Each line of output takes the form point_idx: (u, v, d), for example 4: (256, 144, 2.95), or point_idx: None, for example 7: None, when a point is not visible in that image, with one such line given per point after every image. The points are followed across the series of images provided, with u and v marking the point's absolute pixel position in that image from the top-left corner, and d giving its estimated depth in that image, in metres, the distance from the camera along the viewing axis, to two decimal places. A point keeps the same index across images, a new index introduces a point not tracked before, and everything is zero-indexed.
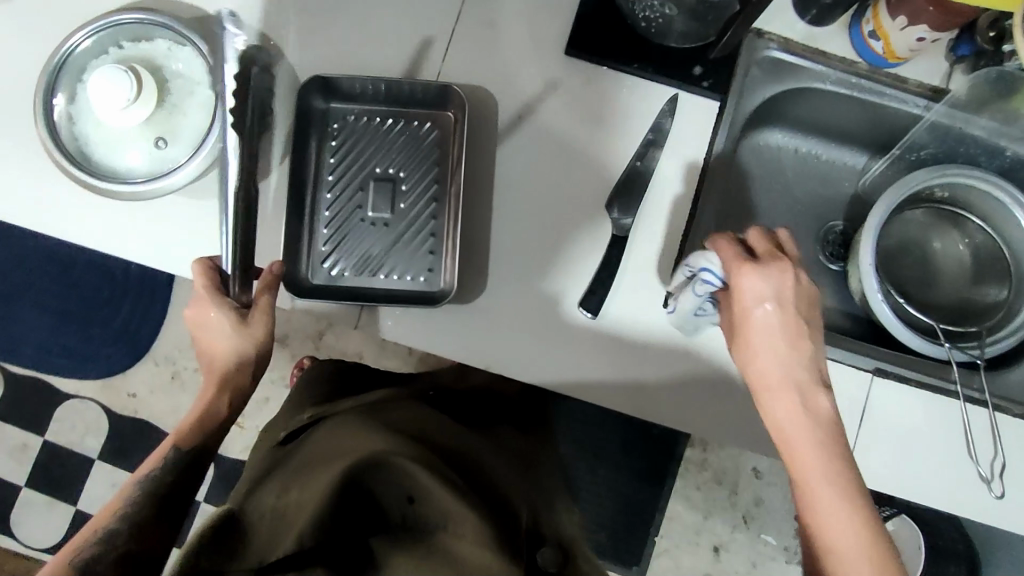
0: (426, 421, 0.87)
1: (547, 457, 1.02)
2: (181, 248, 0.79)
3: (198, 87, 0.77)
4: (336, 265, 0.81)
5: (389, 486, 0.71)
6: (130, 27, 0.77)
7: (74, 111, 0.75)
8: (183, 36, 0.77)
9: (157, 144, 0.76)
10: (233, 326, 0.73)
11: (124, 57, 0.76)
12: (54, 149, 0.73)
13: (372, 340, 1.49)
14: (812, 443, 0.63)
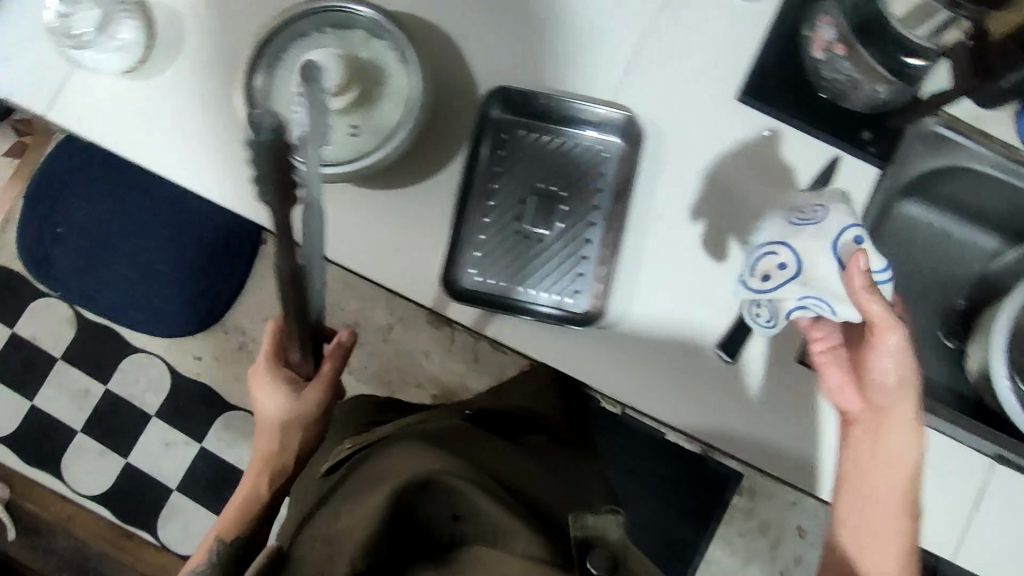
0: (463, 437, 0.94)
1: (569, 462, 1.09)
2: (351, 235, 0.85)
3: (391, 81, 0.80)
4: (484, 274, 0.87)
5: (436, 502, 0.74)
6: (335, 12, 0.79)
7: (273, 89, 0.78)
8: (379, 30, 0.79)
9: (347, 132, 0.79)
10: (286, 399, 0.92)
11: (326, 45, 0.79)
12: (253, 129, 0.78)
13: (441, 340, 1.50)
14: (900, 406, 0.76)
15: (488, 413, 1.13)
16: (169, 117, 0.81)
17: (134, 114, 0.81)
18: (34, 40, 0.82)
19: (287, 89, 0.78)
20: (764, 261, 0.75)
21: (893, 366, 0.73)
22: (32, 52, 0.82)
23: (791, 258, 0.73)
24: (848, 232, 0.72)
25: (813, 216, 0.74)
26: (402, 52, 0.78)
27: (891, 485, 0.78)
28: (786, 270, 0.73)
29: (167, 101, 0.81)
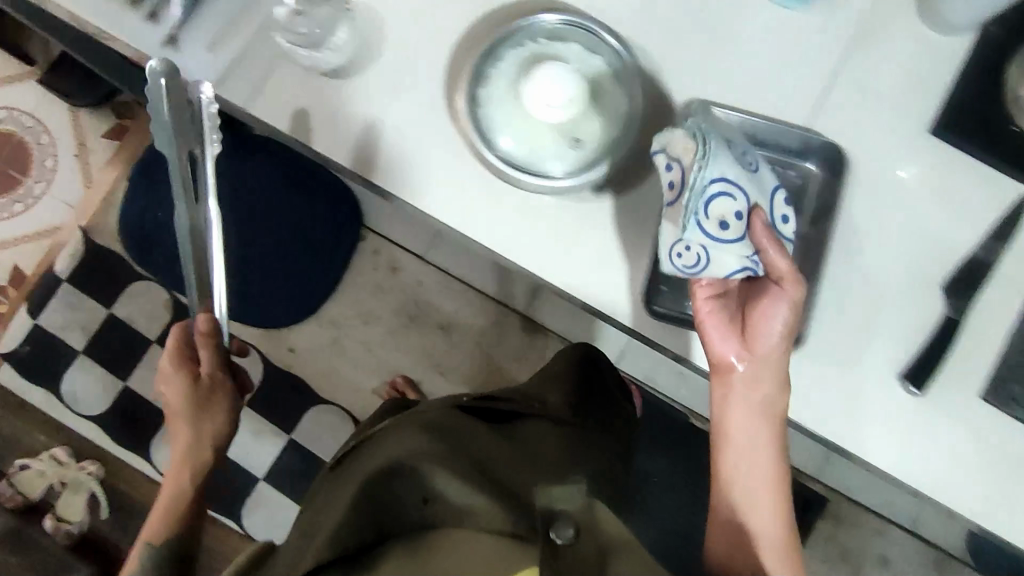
0: (445, 416, 0.81)
1: (592, 438, 0.91)
2: (546, 251, 0.77)
3: (608, 94, 0.75)
4: (674, 297, 0.78)
5: (409, 489, 0.70)
6: (549, 24, 0.74)
7: (494, 99, 0.75)
8: (600, 42, 0.75)
9: (571, 143, 0.74)
10: (188, 385, 0.94)
11: (541, 52, 0.73)
12: (482, 147, 0.74)
13: (535, 347, 1.52)
14: (764, 377, 0.75)
15: (510, 394, 0.91)
16: (372, 115, 0.77)
17: (337, 111, 0.77)
18: (233, 24, 0.78)
19: (507, 95, 0.75)
20: (720, 202, 0.67)
21: (765, 328, 0.74)
22: (234, 38, 0.78)
23: (745, 207, 0.69)
24: (781, 196, 0.72)
25: (748, 163, 0.71)
26: (626, 66, 0.74)
27: (762, 490, 0.78)
28: (741, 222, 0.68)
29: (370, 98, 0.77)
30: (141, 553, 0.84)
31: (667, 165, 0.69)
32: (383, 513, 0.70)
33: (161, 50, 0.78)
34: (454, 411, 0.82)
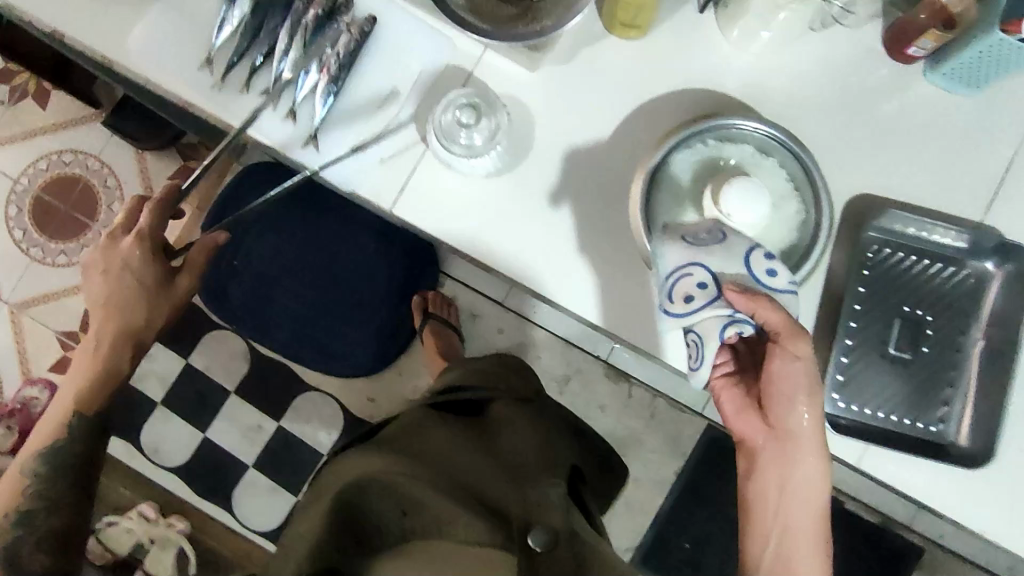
0: (424, 436, 0.74)
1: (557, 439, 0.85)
2: None
3: (789, 202, 0.67)
4: (848, 401, 0.71)
5: (384, 500, 0.63)
6: (722, 127, 0.67)
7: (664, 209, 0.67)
8: (776, 144, 0.67)
9: None
10: (150, 289, 0.76)
11: (714, 161, 0.67)
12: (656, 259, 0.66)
13: (618, 395, 1.48)
14: (799, 451, 0.66)
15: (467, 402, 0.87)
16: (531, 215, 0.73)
17: (494, 211, 0.73)
18: (377, 118, 0.73)
19: (677, 203, 0.67)
20: (680, 285, 0.60)
21: (787, 394, 0.64)
22: (379, 132, 0.73)
23: (711, 278, 0.59)
24: (758, 250, 0.60)
25: (709, 231, 0.61)
26: (812, 172, 0.66)
27: (808, 526, 0.67)
28: (708, 292, 0.59)
29: (527, 195, 0.73)
30: (72, 423, 0.78)
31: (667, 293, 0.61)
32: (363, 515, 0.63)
33: (303, 150, 0.73)
34: (424, 421, 0.78)
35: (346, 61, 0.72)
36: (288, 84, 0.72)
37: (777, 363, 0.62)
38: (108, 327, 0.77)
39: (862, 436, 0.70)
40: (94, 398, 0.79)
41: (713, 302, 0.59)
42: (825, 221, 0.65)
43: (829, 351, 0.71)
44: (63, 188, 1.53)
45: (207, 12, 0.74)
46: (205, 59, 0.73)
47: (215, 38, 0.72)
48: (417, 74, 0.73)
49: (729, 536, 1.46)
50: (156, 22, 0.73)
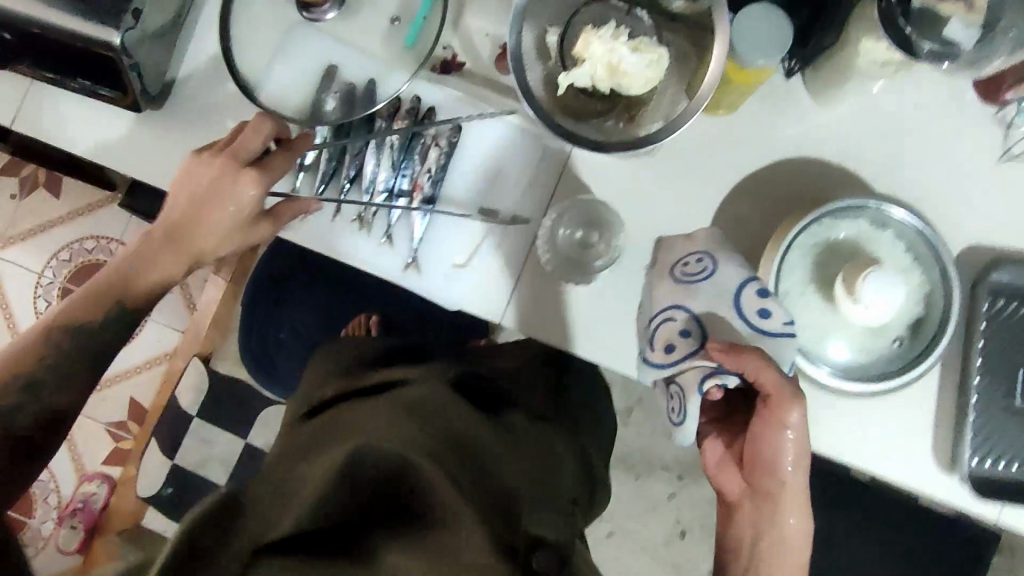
0: (449, 406, 0.60)
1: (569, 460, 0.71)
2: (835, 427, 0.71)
3: (913, 276, 0.66)
4: (986, 458, 0.70)
5: (392, 473, 0.51)
6: (839, 207, 0.65)
7: (790, 300, 0.66)
8: (891, 218, 0.66)
9: (886, 339, 0.66)
10: (241, 223, 0.62)
11: (832, 245, 0.66)
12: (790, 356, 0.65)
13: None
14: (791, 520, 0.59)
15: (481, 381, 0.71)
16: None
17: (608, 310, 0.71)
18: (476, 228, 0.71)
19: (802, 290, 0.66)
20: (662, 328, 0.62)
21: (772, 455, 0.59)
22: (479, 243, 0.71)
23: (694, 326, 0.61)
24: (750, 286, 0.61)
25: (697, 270, 0.63)
26: (934, 244, 0.64)
27: None
28: (690, 339, 0.60)
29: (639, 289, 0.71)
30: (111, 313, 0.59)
31: (654, 335, 0.63)
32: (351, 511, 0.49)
33: (404, 271, 0.71)
34: (436, 386, 0.63)
35: (439, 174, 0.70)
36: (382, 204, 0.71)
37: (764, 425, 0.58)
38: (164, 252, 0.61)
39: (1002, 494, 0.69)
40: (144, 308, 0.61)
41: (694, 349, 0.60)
42: (953, 291, 0.64)
43: (955, 409, 0.71)
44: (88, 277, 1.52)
45: None
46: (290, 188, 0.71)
47: (298, 167, 0.70)
48: (507, 177, 0.72)
49: None
50: None
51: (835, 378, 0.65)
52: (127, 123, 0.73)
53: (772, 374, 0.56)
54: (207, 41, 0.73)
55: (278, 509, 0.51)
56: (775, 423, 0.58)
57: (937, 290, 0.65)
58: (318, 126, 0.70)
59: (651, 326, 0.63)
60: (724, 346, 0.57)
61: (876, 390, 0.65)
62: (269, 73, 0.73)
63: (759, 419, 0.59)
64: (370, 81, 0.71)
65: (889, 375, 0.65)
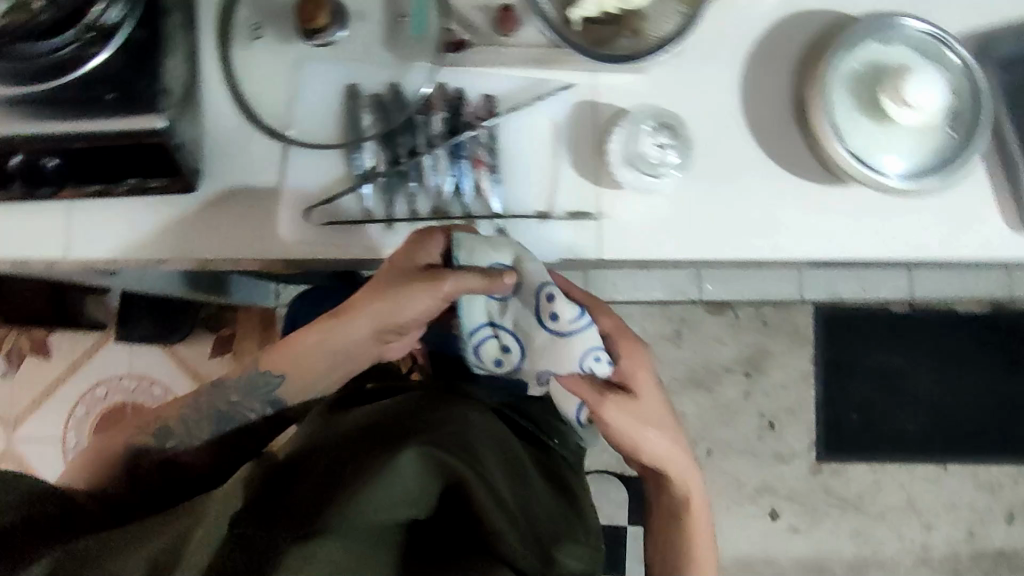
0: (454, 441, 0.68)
1: (529, 480, 0.80)
2: (913, 232, 0.77)
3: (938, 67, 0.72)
4: None
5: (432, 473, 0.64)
6: (851, 38, 0.71)
7: (848, 132, 0.71)
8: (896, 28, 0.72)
9: (944, 127, 0.72)
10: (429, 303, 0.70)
11: (860, 72, 0.72)
12: (873, 175, 0.70)
13: (727, 322, 1.56)
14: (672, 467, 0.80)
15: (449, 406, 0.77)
16: (722, 194, 0.75)
17: (687, 207, 0.75)
18: (546, 182, 0.73)
19: (854, 121, 0.72)
20: (484, 346, 0.80)
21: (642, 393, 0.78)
22: (551, 196, 0.73)
23: (514, 344, 0.78)
24: (544, 289, 0.72)
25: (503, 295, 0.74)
26: (940, 33, 0.71)
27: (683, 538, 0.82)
28: (512, 354, 0.79)
29: (706, 179, 0.75)
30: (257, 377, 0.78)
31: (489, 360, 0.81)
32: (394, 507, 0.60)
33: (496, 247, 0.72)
34: (442, 417, 0.73)
35: (493, 147, 0.72)
36: (452, 195, 0.72)
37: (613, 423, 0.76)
38: (361, 308, 0.71)
39: None
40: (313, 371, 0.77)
41: (515, 361, 0.80)
42: (973, 72, 0.71)
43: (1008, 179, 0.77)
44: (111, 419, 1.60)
45: (331, 168, 0.73)
46: (363, 212, 0.72)
47: (362, 189, 0.71)
48: (553, 128, 0.74)
49: (885, 390, 1.56)
50: (295, 202, 0.72)
51: (918, 178, 0.71)
52: (177, 210, 0.72)
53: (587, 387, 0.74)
54: (221, 108, 0.74)
55: (335, 473, 0.64)
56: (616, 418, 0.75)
57: (956, 71, 0.72)
58: (364, 144, 0.71)
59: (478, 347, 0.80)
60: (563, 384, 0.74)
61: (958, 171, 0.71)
62: (295, 114, 0.74)
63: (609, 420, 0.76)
64: (395, 83, 0.72)
65: (950, 161, 0.71)
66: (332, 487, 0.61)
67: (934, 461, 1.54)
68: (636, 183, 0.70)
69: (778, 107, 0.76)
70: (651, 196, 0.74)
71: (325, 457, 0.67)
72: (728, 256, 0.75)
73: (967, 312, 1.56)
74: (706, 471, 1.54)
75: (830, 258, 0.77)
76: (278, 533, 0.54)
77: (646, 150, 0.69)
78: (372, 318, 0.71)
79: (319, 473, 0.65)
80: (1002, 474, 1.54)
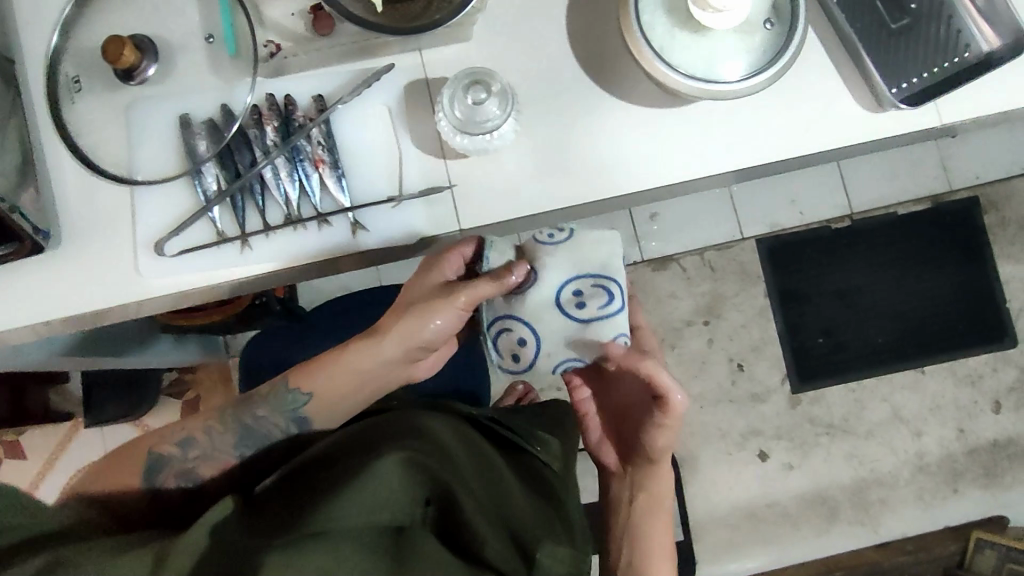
0: (432, 448, 0.69)
1: (513, 487, 0.78)
2: (773, 135, 0.77)
3: None
4: (897, 82, 0.76)
5: (413, 478, 0.63)
6: None
7: (670, 51, 0.71)
8: None
9: (767, 26, 0.70)
10: (447, 319, 0.74)
11: None
12: (700, 89, 0.70)
13: (676, 276, 1.54)
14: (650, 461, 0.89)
15: (414, 418, 0.77)
16: (570, 139, 0.76)
17: (538, 160, 0.75)
18: (392, 166, 0.74)
19: (674, 38, 0.71)
20: (503, 341, 0.73)
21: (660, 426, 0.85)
22: (400, 178, 0.74)
23: (529, 336, 0.72)
24: (569, 285, 0.71)
25: (527, 274, 0.71)
26: None
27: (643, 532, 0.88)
28: (528, 347, 0.73)
29: (554, 129, 0.76)
30: (282, 393, 0.80)
31: (520, 339, 0.73)
32: (381, 513, 0.58)
33: (354, 239, 0.73)
34: (421, 431, 0.73)
35: (330, 144, 0.73)
36: (301, 198, 0.72)
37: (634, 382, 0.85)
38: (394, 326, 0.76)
39: (917, 103, 0.76)
40: (335, 393, 0.80)
41: (533, 354, 0.73)
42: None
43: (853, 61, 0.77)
44: None
45: (177, 198, 0.73)
46: (215, 234, 0.72)
47: (210, 211, 0.71)
48: (388, 112, 0.74)
49: (847, 308, 1.54)
50: (152, 243, 0.73)
51: (746, 83, 0.70)
52: (40, 272, 0.73)
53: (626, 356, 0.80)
54: (63, 168, 0.74)
55: (316, 487, 0.64)
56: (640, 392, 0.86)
57: None
58: (203, 168, 0.72)
59: (503, 325, 0.73)
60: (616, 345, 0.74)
61: (783, 68, 0.70)
62: (135, 157, 0.74)
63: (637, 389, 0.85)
64: (224, 104, 0.73)
65: (778, 54, 0.70)
66: (319, 495, 0.61)
67: (910, 368, 1.52)
68: (473, 146, 0.69)
69: (609, 43, 0.76)
70: (498, 156, 0.74)
71: (309, 474, 0.68)
72: (592, 199, 0.76)
73: (910, 213, 1.55)
74: (689, 427, 1.52)
75: (693, 180, 0.77)
76: (262, 546, 0.55)
77: (469, 113, 0.67)
78: (398, 337, 0.76)
79: (300, 490, 0.65)
80: (981, 365, 1.52)
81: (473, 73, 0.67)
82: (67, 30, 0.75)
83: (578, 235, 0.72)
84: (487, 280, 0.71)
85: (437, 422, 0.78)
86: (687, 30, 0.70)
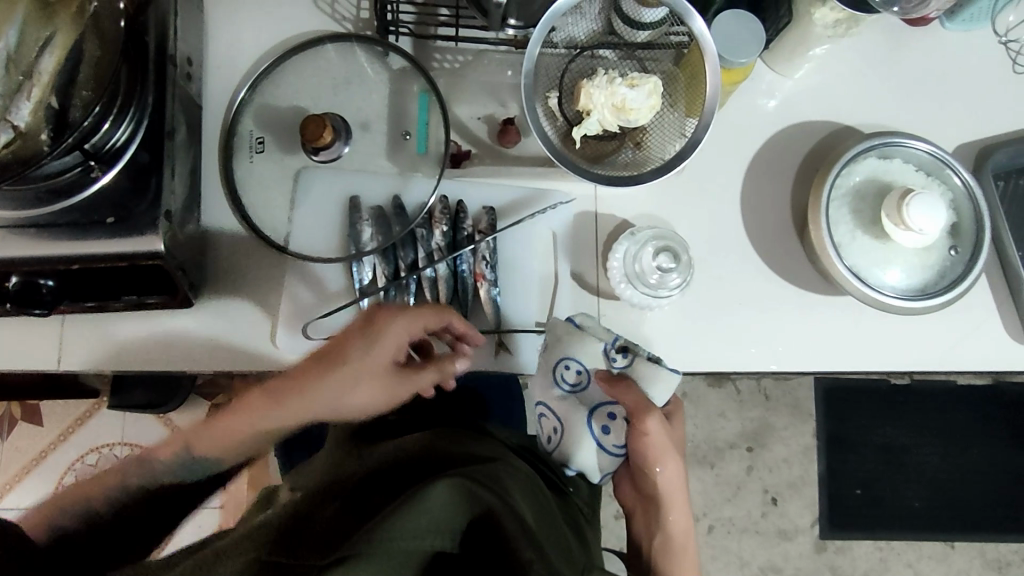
0: (495, 479, 0.55)
1: (581, 534, 0.63)
2: (923, 342, 0.77)
3: (935, 187, 0.73)
4: None
5: (463, 502, 0.49)
6: (850, 158, 0.71)
7: (849, 253, 0.71)
8: (889, 149, 0.73)
9: (948, 249, 0.72)
10: (372, 399, 0.62)
11: (859, 191, 0.72)
12: (882, 298, 0.69)
13: (729, 396, 1.53)
14: (670, 470, 0.70)
15: (475, 442, 0.65)
16: (724, 305, 0.75)
17: (689, 318, 0.75)
18: (544, 291, 0.75)
19: (855, 240, 0.72)
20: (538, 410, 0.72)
21: (656, 454, 0.67)
22: (550, 306, 0.75)
23: (551, 415, 0.70)
24: (604, 406, 0.69)
25: (579, 380, 0.69)
26: (940, 151, 0.72)
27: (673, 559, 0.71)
28: (548, 420, 0.71)
29: (711, 289, 0.76)
30: None
31: (542, 414, 0.71)
32: (428, 537, 0.46)
33: (495, 358, 0.73)
34: (480, 458, 0.59)
35: (493, 260, 0.73)
36: (452, 305, 0.73)
37: (629, 400, 0.65)
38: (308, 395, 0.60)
39: None
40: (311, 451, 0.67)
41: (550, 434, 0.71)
42: (973, 191, 0.72)
43: (1011, 290, 0.77)
44: (101, 489, 1.43)
45: (328, 278, 0.74)
46: (361, 324, 0.73)
47: (363, 302, 0.72)
48: (552, 238, 0.75)
49: (889, 466, 1.53)
50: (293, 313, 0.72)
51: (919, 299, 0.70)
52: (177, 320, 0.72)
53: (622, 383, 0.67)
54: (222, 221, 0.74)
55: (353, 502, 0.53)
56: (634, 415, 0.65)
57: (953, 191, 0.73)
58: (364, 259, 0.72)
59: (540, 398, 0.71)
60: (609, 373, 0.67)
61: (960, 294, 0.70)
62: (294, 226, 0.74)
63: (629, 411, 0.66)
64: (396, 196, 0.74)
65: (956, 279, 0.71)
66: (361, 514, 0.50)
67: (942, 539, 1.52)
68: (635, 300, 0.70)
69: (777, 218, 0.77)
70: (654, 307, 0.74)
71: (350, 486, 0.56)
72: (728, 369, 0.75)
73: (969, 385, 1.55)
74: (711, 549, 1.50)
75: (831, 369, 0.76)
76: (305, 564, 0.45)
77: (645, 269, 0.70)
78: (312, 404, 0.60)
79: (327, 499, 0.54)
80: (1011, 552, 1.52)
81: (662, 239, 0.71)
82: (257, 86, 0.73)
83: (637, 365, 0.67)
84: (433, 370, 0.65)
85: (508, 462, 0.62)
86: (873, 234, 0.71)
